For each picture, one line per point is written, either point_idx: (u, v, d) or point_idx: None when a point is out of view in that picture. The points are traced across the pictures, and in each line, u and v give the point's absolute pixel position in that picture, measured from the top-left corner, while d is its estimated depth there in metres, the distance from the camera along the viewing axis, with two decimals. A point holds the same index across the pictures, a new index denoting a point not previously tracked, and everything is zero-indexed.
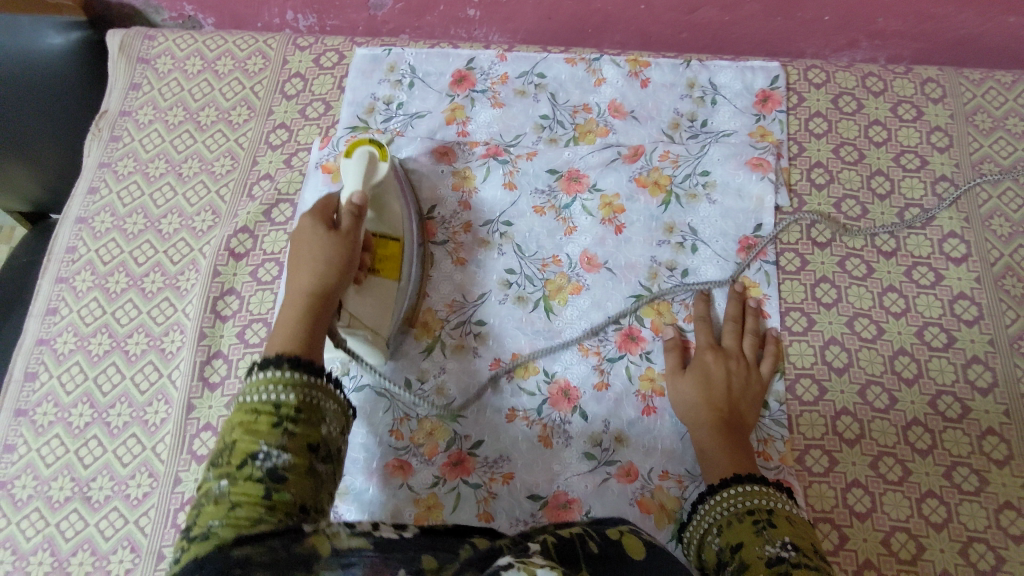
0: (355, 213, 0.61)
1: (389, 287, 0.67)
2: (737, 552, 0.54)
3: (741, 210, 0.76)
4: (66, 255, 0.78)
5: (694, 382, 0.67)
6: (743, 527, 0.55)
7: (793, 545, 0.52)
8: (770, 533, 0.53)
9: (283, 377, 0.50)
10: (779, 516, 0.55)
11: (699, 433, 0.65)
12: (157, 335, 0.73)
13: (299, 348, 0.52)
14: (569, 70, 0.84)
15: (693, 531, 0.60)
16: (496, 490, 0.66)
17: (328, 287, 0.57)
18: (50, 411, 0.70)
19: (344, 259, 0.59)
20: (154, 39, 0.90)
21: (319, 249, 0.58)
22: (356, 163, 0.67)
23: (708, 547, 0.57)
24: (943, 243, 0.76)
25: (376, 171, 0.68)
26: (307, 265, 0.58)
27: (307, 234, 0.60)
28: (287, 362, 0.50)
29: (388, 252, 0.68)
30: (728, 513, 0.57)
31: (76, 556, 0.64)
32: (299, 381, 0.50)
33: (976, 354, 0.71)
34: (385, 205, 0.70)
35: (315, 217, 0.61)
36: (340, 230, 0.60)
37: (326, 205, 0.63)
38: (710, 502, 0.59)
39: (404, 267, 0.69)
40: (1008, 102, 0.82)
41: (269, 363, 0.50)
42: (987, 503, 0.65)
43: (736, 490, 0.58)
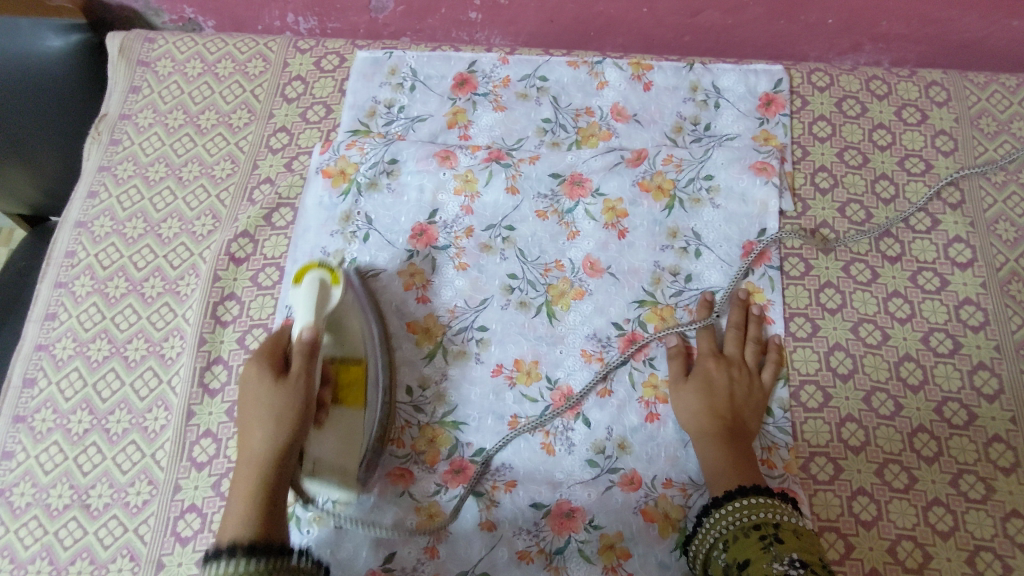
0: (306, 352, 0.58)
1: (353, 418, 0.64)
2: (745, 570, 0.53)
3: (744, 215, 0.76)
4: (64, 260, 0.78)
5: (697, 389, 0.67)
6: (749, 543, 0.55)
7: (801, 563, 0.51)
8: (777, 549, 0.53)
9: (238, 567, 0.49)
10: (785, 531, 0.55)
11: (702, 441, 0.65)
12: (157, 341, 0.73)
13: (257, 530, 0.51)
14: (571, 74, 0.84)
15: (698, 545, 0.59)
16: (498, 498, 0.65)
17: (281, 453, 0.54)
18: (49, 418, 0.70)
19: (296, 414, 0.56)
20: (154, 41, 0.90)
21: (268, 405, 0.55)
22: (305, 292, 0.62)
23: (715, 562, 0.56)
24: (949, 248, 0.75)
25: (329, 297, 0.64)
26: (256, 425, 0.55)
27: (254, 386, 0.57)
28: (241, 550, 0.49)
29: (350, 378, 0.65)
30: (734, 527, 0.57)
31: (75, 565, 0.63)
32: (260, 566, 0.49)
33: (981, 360, 0.70)
34: (342, 326, 0.66)
35: (262, 365, 0.58)
36: (289, 376, 0.57)
37: (274, 344, 0.60)
38: (717, 514, 0.58)
39: (368, 392, 0.66)
40: (1012, 106, 0.82)
41: (222, 555, 0.49)
42: (993, 511, 0.64)
43: (742, 503, 0.57)
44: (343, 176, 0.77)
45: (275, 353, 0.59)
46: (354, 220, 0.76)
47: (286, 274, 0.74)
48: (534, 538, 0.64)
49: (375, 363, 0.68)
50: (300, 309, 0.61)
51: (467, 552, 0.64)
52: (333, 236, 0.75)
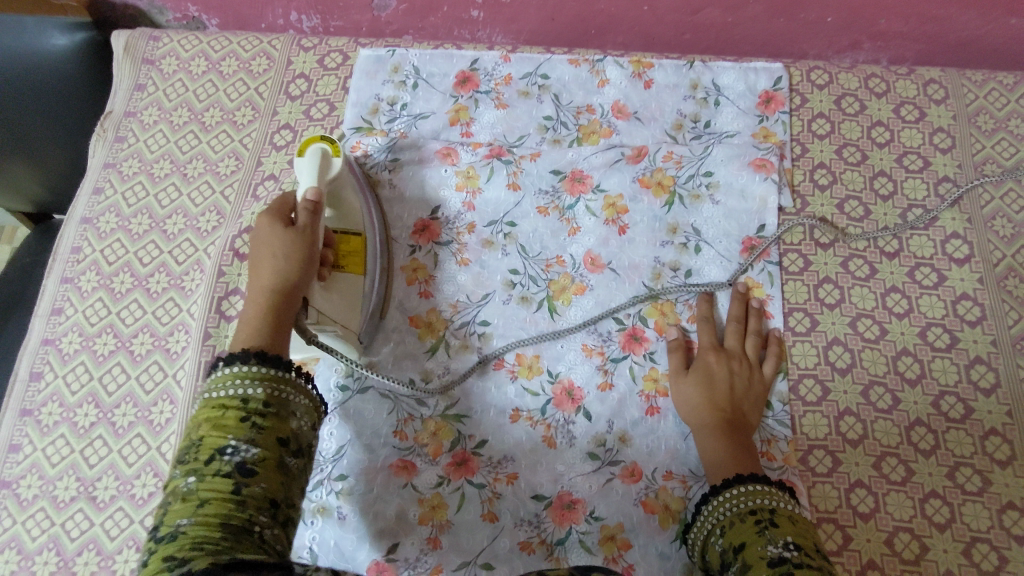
0: (312, 209, 0.61)
1: (354, 283, 0.68)
2: (740, 553, 0.53)
3: (744, 211, 0.76)
4: (70, 255, 0.78)
5: (697, 382, 0.68)
6: (745, 528, 0.55)
7: (795, 546, 0.51)
8: (772, 533, 0.53)
9: (249, 372, 0.49)
10: (781, 516, 0.55)
11: (702, 433, 0.66)
12: (163, 335, 0.74)
13: (267, 341, 0.52)
14: (572, 71, 0.84)
15: (697, 532, 0.60)
16: (500, 490, 0.66)
17: (292, 287, 0.56)
18: (55, 411, 0.70)
19: (304, 256, 0.57)
20: (158, 39, 0.90)
21: (279, 248, 0.57)
22: (309, 160, 0.66)
23: (712, 548, 0.57)
24: (946, 244, 0.76)
25: (330, 167, 0.68)
26: (266, 263, 0.56)
27: (263, 228, 0.59)
28: (254, 357, 0.49)
29: (351, 247, 0.69)
30: (731, 513, 0.57)
31: (81, 556, 0.64)
32: (267, 374, 0.49)
33: (979, 354, 0.71)
34: (342, 200, 0.70)
35: (271, 213, 0.60)
36: (297, 224, 0.59)
37: (282, 203, 0.61)
38: (715, 501, 0.59)
39: (368, 262, 0.70)
40: (1010, 103, 0.83)
41: (235, 359, 0.49)
42: (989, 503, 0.65)
43: (740, 489, 0.58)
44: None
45: (282, 207, 0.61)
46: None
47: None
48: (535, 530, 0.65)
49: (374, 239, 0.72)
50: (306, 177, 0.66)
51: (469, 543, 0.64)
52: None
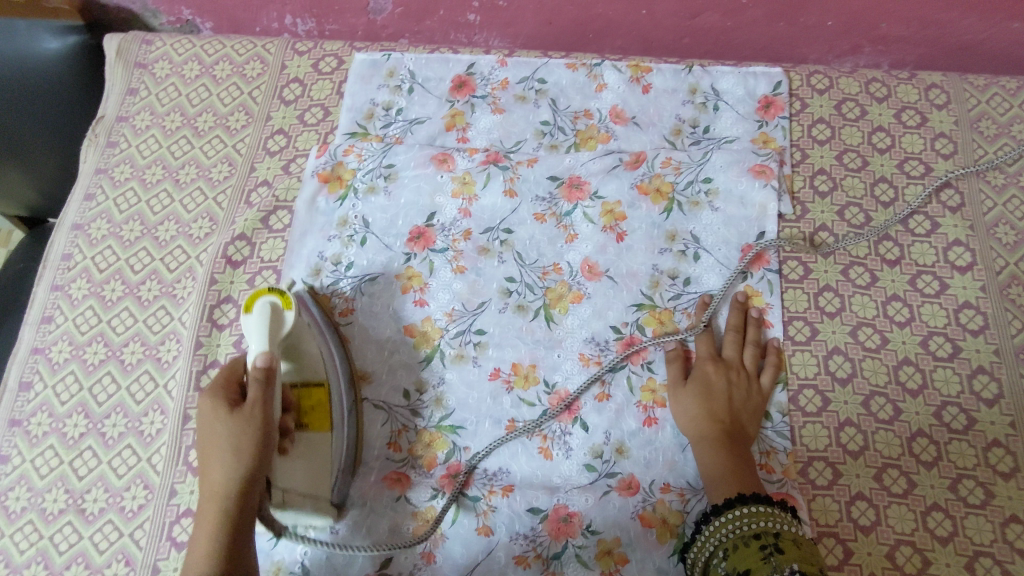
0: (262, 381, 0.57)
1: (320, 443, 0.63)
2: None
3: (743, 218, 0.75)
4: (61, 263, 0.77)
5: (696, 393, 0.67)
6: (750, 553, 0.54)
7: (801, 574, 0.50)
8: (778, 560, 0.52)
9: None
10: (785, 541, 0.54)
11: (700, 445, 0.65)
12: (153, 344, 0.73)
13: (219, 569, 0.49)
14: (570, 76, 0.83)
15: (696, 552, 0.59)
16: (495, 502, 0.65)
17: (244, 485, 0.53)
18: (45, 421, 0.70)
19: (256, 444, 0.54)
20: (151, 43, 0.89)
21: (228, 439, 0.54)
22: (258, 316, 0.60)
23: (715, 571, 0.56)
24: (948, 252, 0.75)
25: (284, 321, 0.61)
26: (214, 460, 0.53)
27: (211, 419, 0.55)
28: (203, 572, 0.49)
29: (314, 402, 0.64)
30: (733, 535, 0.56)
31: (70, 569, 0.63)
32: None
33: (981, 364, 0.70)
34: (301, 353, 0.65)
35: (218, 399, 0.56)
36: (245, 408, 0.55)
37: (230, 381, 0.58)
38: (715, 523, 0.58)
39: (334, 413, 0.65)
40: (1013, 109, 0.82)
41: None
42: (992, 517, 0.64)
43: (742, 511, 0.57)
44: (339, 182, 0.77)
45: (230, 384, 0.58)
46: (351, 225, 0.76)
47: (284, 278, 0.74)
48: (531, 543, 0.64)
49: (339, 387, 0.67)
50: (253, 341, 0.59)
51: (465, 558, 0.63)
52: (330, 241, 0.75)
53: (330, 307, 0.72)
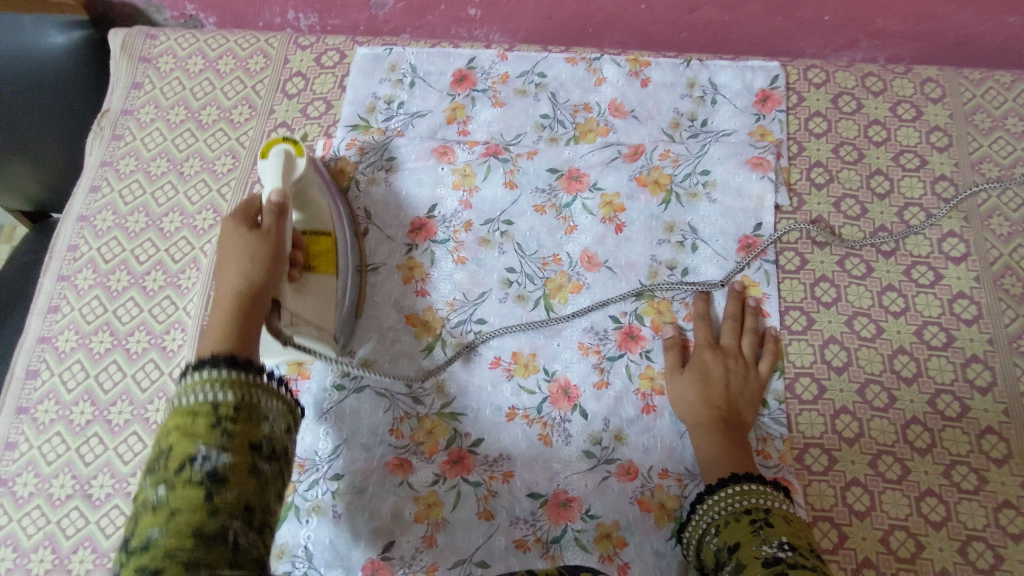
0: (277, 212, 0.59)
1: (326, 284, 0.68)
2: (734, 552, 0.54)
3: (741, 209, 0.76)
4: (67, 253, 0.78)
5: (693, 379, 0.68)
6: (740, 527, 0.55)
7: (789, 546, 0.51)
8: (767, 532, 0.53)
9: (220, 375, 0.45)
10: (775, 516, 0.55)
11: (697, 431, 0.66)
12: (159, 333, 0.74)
13: (235, 343, 0.48)
14: (569, 69, 0.84)
15: (691, 531, 0.60)
16: (496, 488, 0.66)
17: (260, 288, 0.53)
18: (52, 409, 0.70)
19: (271, 255, 0.56)
20: (155, 38, 0.90)
21: (244, 249, 0.54)
22: (274, 162, 0.66)
23: (707, 548, 0.57)
24: (943, 243, 0.76)
25: (296, 168, 0.68)
26: (229, 268, 0.53)
27: (226, 231, 0.56)
28: (223, 360, 0.46)
29: (320, 247, 0.69)
30: (726, 512, 0.57)
31: (77, 553, 0.64)
32: (237, 378, 0.45)
33: (975, 353, 0.71)
34: (310, 201, 0.70)
35: (235, 218, 0.57)
36: (262, 228, 0.57)
37: (245, 208, 0.59)
38: (709, 501, 0.59)
39: (337, 259, 0.70)
40: (1008, 102, 0.83)
41: (200, 364, 0.45)
42: (986, 502, 0.65)
43: (735, 489, 0.58)
44: (342, 174, 0.79)
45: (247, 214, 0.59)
46: (354, 217, 0.77)
47: None
48: (531, 527, 0.65)
49: (344, 239, 0.72)
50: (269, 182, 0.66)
51: (465, 541, 0.64)
52: None
53: None
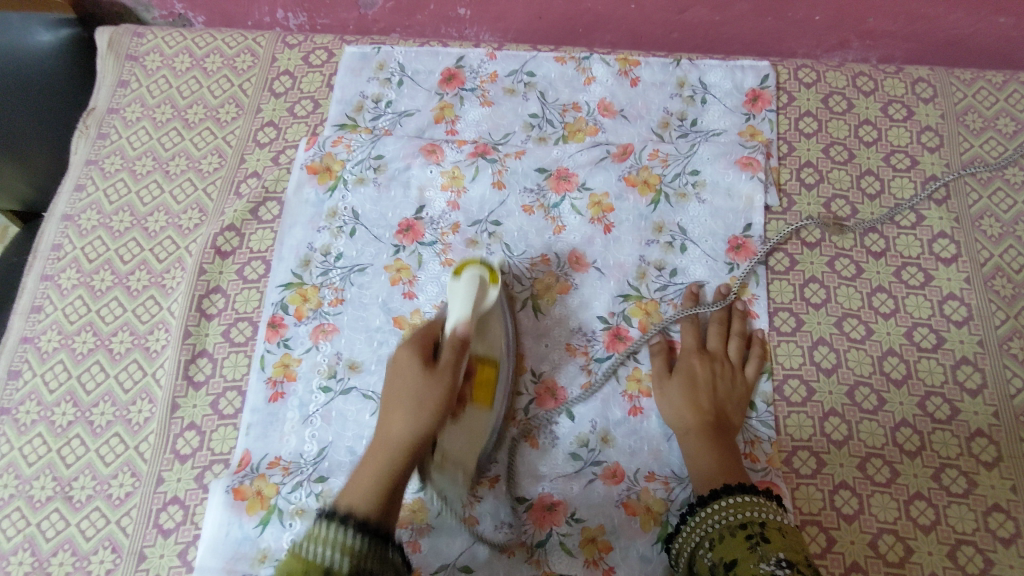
0: (457, 347, 0.58)
1: (480, 418, 0.63)
2: (731, 568, 0.53)
3: (730, 209, 0.76)
4: (51, 253, 0.78)
5: (680, 384, 0.67)
6: (738, 542, 0.54)
7: (788, 561, 0.50)
8: (766, 548, 0.52)
9: (340, 537, 0.46)
10: (773, 531, 0.54)
11: (685, 435, 0.65)
12: (142, 334, 0.73)
13: (376, 505, 0.49)
14: (558, 69, 0.84)
15: (684, 541, 0.59)
16: (482, 493, 0.66)
17: (417, 442, 0.54)
18: (33, 410, 0.70)
19: (439, 402, 0.56)
20: (143, 36, 0.90)
21: (417, 390, 0.56)
22: (466, 284, 0.61)
23: (700, 561, 0.56)
24: (933, 244, 0.75)
25: (487, 295, 0.63)
26: (399, 410, 0.55)
27: (405, 364, 0.57)
28: (352, 521, 0.47)
29: (484, 377, 0.63)
30: (719, 525, 0.57)
31: (57, 556, 0.64)
32: (358, 550, 0.46)
33: (965, 354, 0.70)
34: (487, 327, 0.64)
35: (415, 349, 0.58)
36: (437, 368, 0.57)
37: (427, 334, 0.60)
38: (702, 513, 0.58)
39: (496, 393, 0.64)
40: (999, 102, 0.82)
41: (334, 518, 0.47)
42: (975, 505, 0.64)
43: (729, 501, 0.58)
44: (328, 173, 0.78)
45: (426, 340, 0.60)
46: (341, 215, 0.76)
47: (273, 270, 0.74)
48: (516, 532, 0.64)
49: (506, 372, 0.66)
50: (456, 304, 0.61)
51: (450, 546, 0.64)
52: (320, 232, 0.75)
53: (319, 298, 0.72)
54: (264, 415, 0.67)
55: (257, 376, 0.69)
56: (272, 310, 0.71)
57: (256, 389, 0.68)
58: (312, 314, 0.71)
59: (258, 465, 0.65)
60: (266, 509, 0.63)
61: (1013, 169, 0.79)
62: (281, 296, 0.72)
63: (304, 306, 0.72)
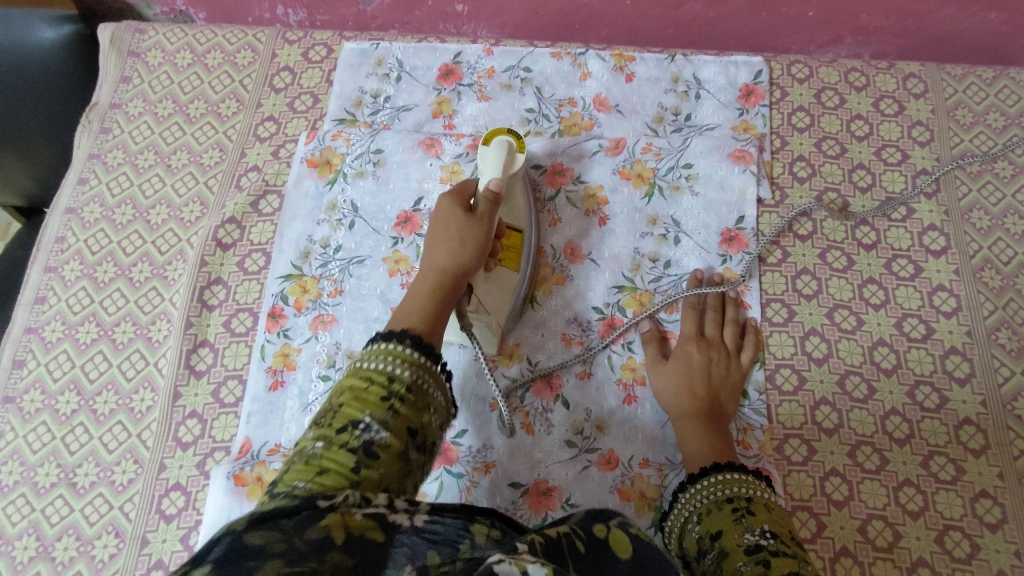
0: (491, 201, 0.63)
1: (510, 278, 0.69)
2: (717, 540, 0.54)
3: (723, 203, 0.77)
4: (54, 245, 0.79)
5: (676, 371, 0.68)
6: (723, 515, 0.56)
7: (771, 533, 0.52)
8: (751, 520, 0.54)
9: (402, 352, 0.48)
10: (757, 504, 0.56)
11: (680, 421, 0.66)
12: (144, 324, 0.74)
13: (425, 323, 0.52)
14: (554, 64, 0.85)
15: (672, 519, 0.61)
16: (477, 479, 0.67)
17: (461, 276, 0.58)
18: (37, 399, 0.71)
19: (481, 238, 0.60)
20: (144, 32, 0.91)
21: (461, 230, 0.60)
22: (495, 151, 0.68)
23: (689, 536, 0.58)
24: (923, 236, 0.77)
25: (514, 160, 0.69)
26: (441, 248, 0.59)
27: (446, 214, 0.61)
28: (409, 338, 0.49)
29: (511, 243, 0.70)
30: (707, 501, 0.58)
31: (61, 541, 0.65)
32: (415, 359, 0.48)
33: (954, 345, 0.71)
34: (513, 196, 0.71)
35: (452, 198, 0.62)
36: (476, 213, 0.61)
37: (464, 187, 0.64)
38: (691, 489, 0.60)
39: (523, 258, 0.71)
40: (989, 98, 0.83)
41: (393, 337, 0.49)
42: (963, 492, 0.65)
43: (717, 478, 0.59)
44: (328, 166, 0.79)
45: (463, 194, 0.63)
46: (340, 208, 0.77)
47: (273, 262, 0.75)
48: (511, 516, 0.65)
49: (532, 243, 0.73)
50: (494, 163, 0.68)
51: None
52: (319, 224, 0.76)
53: (318, 289, 0.73)
54: (264, 404, 0.68)
55: (258, 366, 0.70)
56: (272, 301, 0.73)
57: (257, 378, 0.69)
58: (311, 305, 0.72)
59: (259, 452, 0.66)
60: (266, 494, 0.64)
61: (1003, 164, 0.80)
62: (281, 287, 0.73)
63: (304, 297, 0.73)
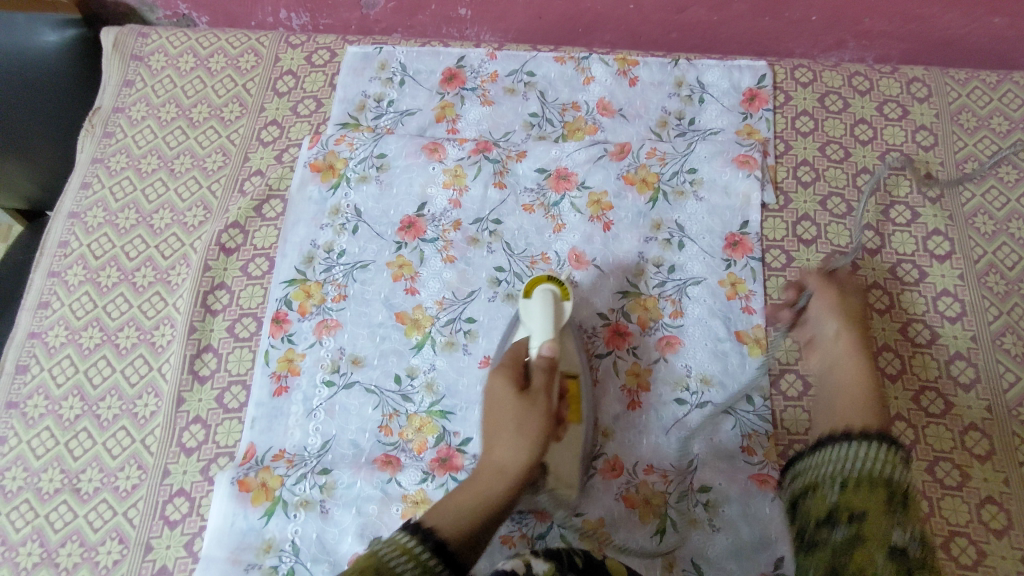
0: (547, 368, 0.61)
1: (574, 436, 0.64)
2: (856, 521, 0.52)
3: (727, 207, 0.77)
4: (58, 249, 0.79)
5: (844, 292, 0.69)
6: (872, 496, 0.53)
7: (921, 541, 0.50)
8: (904, 515, 0.51)
9: (410, 546, 0.49)
10: (916, 508, 0.52)
11: (844, 335, 0.67)
12: (148, 329, 0.74)
13: (464, 534, 0.52)
14: (558, 69, 0.85)
15: (809, 469, 0.59)
16: None
17: (521, 473, 0.57)
18: (41, 403, 0.71)
19: (539, 424, 0.59)
20: (148, 36, 0.91)
21: (517, 415, 0.59)
22: (540, 303, 0.65)
23: (821, 495, 0.56)
24: (928, 241, 0.77)
25: (561, 311, 0.66)
26: (500, 437, 0.58)
27: (500, 392, 0.60)
28: (422, 534, 0.50)
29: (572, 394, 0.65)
30: (861, 470, 0.55)
31: (65, 547, 0.65)
32: (421, 558, 0.48)
33: (959, 350, 0.71)
34: (565, 344, 0.67)
35: (507, 375, 0.61)
36: (532, 390, 0.60)
37: (515, 354, 0.63)
38: (853, 447, 0.56)
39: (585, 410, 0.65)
40: (993, 102, 0.83)
41: (416, 531, 0.50)
42: (968, 498, 0.65)
43: (876, 449, 0.55)
44: (331, 171, 0.79)
45: (515, 363, 0.62)
46: (343, 213, 0.77)
47: (276, 267, 0.75)
48: (516, 524, 0.65)
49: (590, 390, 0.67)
50: (541, 326, 0.64)
51: None
52: (323, 229, 0.76)
53: (322, 294, 0.73)
54: (268, 409, 0.68)
55: (262, 371, 0.70)
56: (276, 307, 0.73)
57: (260, 383, 0.69)
58: (315, 310, 0.72)
59: (263, 457, 0.66)
60: (270, 500, 0.64)
61: (1007, 168, 0.80)
62: (285, 292, 0.73)
63: (308, 302, 0.73)
